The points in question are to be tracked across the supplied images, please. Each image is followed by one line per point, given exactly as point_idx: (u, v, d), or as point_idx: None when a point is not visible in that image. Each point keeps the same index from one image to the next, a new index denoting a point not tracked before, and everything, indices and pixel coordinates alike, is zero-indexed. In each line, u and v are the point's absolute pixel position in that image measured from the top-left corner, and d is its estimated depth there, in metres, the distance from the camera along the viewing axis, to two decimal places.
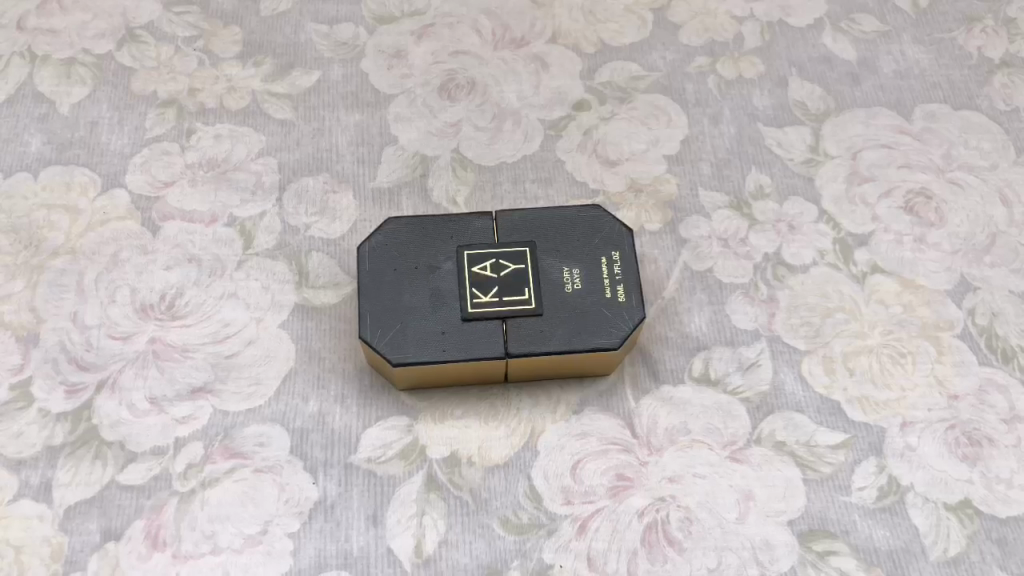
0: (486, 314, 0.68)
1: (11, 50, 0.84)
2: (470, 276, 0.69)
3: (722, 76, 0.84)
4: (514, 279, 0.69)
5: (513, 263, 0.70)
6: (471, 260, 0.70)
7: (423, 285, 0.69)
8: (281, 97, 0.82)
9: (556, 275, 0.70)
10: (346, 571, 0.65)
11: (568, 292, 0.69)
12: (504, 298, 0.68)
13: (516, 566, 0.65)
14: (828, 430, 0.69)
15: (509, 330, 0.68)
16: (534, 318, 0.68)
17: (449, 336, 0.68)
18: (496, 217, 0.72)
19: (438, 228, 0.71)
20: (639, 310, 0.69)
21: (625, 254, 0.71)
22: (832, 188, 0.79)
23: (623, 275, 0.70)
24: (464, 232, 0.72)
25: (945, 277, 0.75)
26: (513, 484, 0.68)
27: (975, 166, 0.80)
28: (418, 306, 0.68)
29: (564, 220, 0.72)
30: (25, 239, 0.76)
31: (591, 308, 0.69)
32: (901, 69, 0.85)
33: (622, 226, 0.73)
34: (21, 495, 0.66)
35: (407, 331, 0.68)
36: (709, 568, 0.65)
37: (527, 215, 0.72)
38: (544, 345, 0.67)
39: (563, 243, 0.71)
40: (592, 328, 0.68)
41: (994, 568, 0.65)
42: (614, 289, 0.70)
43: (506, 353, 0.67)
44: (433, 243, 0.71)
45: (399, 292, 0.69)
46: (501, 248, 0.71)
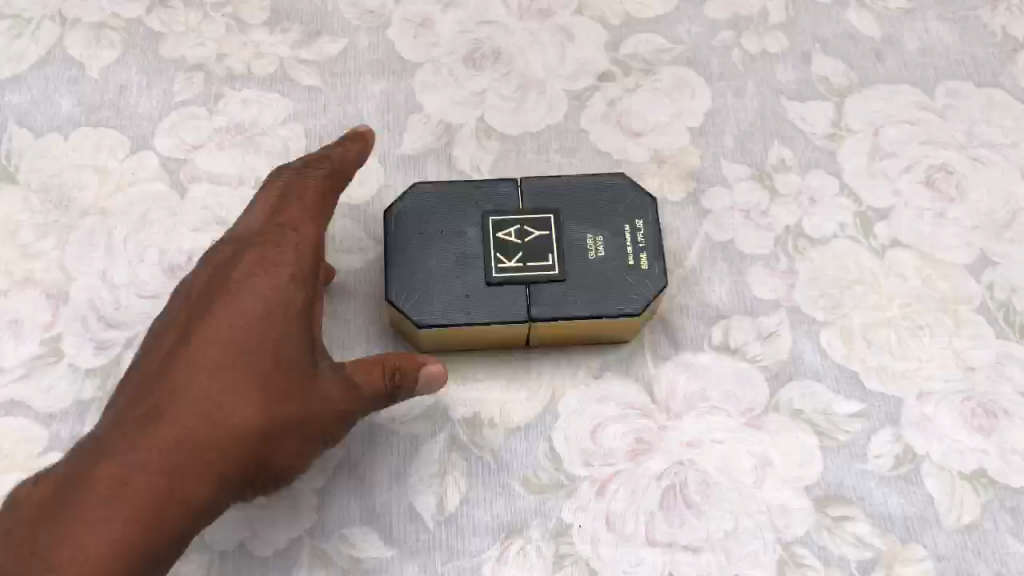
0: (510, 279, 0.69)
1: (42, 12, 0.84)
2: (495, 241, 0.70)
3: (746, 50, 0.84)
4: (538, 245, 0.70)
5: (537, 230, 0.71)
6: (496, 225, 0.71)
7: (448, 249, 0.70)
8: (309, 64, 0.83)
9: (580, 241, 0.71)
10: (369, 526, 0.66)
11: (591, 258, 0.70)
12: (528, 263, 0.69)
13: (536, 526, 0.66)
14: (845, 400, 0.70)
15: (533, 295, 0.68)
16: (557, 283, 0.69)
17: (473, 300, 0.68)
18: (521, 184, 0.73)
19: (463, 194, 0.72)
20: (662, 277, 0.69)
21: (649, 223, 0.72)
22: (854, 162, 0.79)
23: (647, 244, 0.71)
24: (489, 198, 0.72)
25: (964, 252, 0.76)
26: (534, 445, 0.69)
27: (997, 143, 0.80)
28: (442, 269, 0.69)
29: (588, 188, 0.73)
30: (55, 200, 0.77)
31: (615, 275, 0.69)
32: (926, 45, 0.84)
33: (646, 194, 0.73)
34: (51, 447, 0.68)
35: (432, 294, 0.68)
36: (726, 530, 0.66)
37: (553, 183, 0.73)
38: (567, 310, 0.68)
39: (588, 211, 0.72)
40: (615, 295, 0.69)
41: (1006, 536, 0.66)
42: (637, 257, 0.70)
43: (530, 318, 0.68)
44: (458, 209, 0.71)
45: (425, 255, 0.69)
46: (525, 215, 0.71)
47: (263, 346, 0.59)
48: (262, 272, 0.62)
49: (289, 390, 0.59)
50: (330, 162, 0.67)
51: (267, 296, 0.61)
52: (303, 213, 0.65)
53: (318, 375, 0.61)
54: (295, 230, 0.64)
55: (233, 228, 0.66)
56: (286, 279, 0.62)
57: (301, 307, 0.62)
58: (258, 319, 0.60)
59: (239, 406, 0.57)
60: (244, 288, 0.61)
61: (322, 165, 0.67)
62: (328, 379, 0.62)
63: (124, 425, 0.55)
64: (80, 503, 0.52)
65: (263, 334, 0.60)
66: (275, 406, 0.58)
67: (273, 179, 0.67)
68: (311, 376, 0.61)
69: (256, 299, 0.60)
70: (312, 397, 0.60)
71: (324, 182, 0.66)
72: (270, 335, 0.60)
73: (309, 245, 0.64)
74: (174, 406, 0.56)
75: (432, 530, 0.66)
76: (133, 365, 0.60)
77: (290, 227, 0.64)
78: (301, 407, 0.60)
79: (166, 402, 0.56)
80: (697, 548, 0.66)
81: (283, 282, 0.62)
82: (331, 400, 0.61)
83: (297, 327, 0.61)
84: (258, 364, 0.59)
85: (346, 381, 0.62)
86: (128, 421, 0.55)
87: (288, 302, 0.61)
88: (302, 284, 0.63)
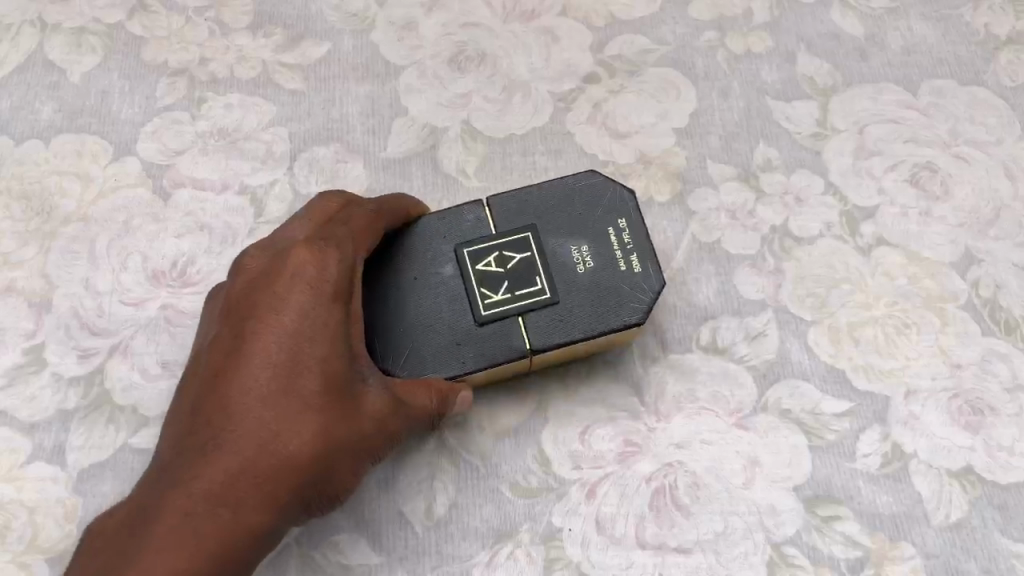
0: (502, 313, 0.67)
1: (22, 17, 0.83)
2: (476, 274, 0.68)
3: (731, 50, 0.84)
4: (522, 270, 0.68)
5: (517, 253, 0.69)
6: (474, 256, 0.69)
7: (429, 296, 0.67)
8: (292, 68, 0.82)
9: (566, 259, 0.69)
10: (357, 532, 0.66)
11: (582, 272, 0.69)
12: (517, 292, 0.67)
13: (525, 529, 0.66)
14: (833, 399, 0.70)
15: (530, 324, 0.67)
16: (552, 307, 0.67)
17: (468, 344, 0.66)
18: (489, 206, 0.71)
19: (431, 231, 0.70)
20: (656, 274, 0.69)
21: (631, 220, 0.70)
22: (839, 161, 0.79)
23: (634, 243, 0.69)
24: (462, 230, 0.70)
25: (949, 250, 0.76)
26: (522, 449, 0.69)
27: (981, 141, 0.80)
28: (427, 317, 0.67)
29: (561, 202, 0.71)
30: (36, 207, 0.76)
31: (611, 284, 0.68)
32: (909, 45, 0.84)
33: (623, 191, 0.71)
34: (35, 457, 0.67)
35: (422, 350, 0.66)
36: (716, 532, 0.66)
37: (523, 203, 0.71)
38: (568, 333, 0.67)
39: (567, 224, 0.70)
40: (616, 306, 0.68)
41: (996, 533, 0.66)
42: (627, 259, 0.69)
43: (531, 348, 0.67)
44: (430, 248, 0.69)
45: (406, 308, 0.67)
46: (501, 238, 0.70)
47: (311, 362, 0.58)
48: (305, 287, 0.60)
49: (338, 404, 0.59)
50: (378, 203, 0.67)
51: (313, 312, 0.59)
52: (351, 231, 0.64)
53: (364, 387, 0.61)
54: (339, 247, 0.63)
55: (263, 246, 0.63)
56: (330, 290, 0.61)
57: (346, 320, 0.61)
58: (304, 335, 0.58)
59: (293, 420, 0.57)
60: (288, 305, 0.59)
61: (369, 204, 0.67)
62: (377, 391, 0.61)
63: (184, 454, 0.56)
64: (156, 522, 0.53)
65: (310, 349, 0.59)
66: (325, 421, 0.58)
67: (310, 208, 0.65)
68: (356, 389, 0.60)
69: (301, 317, 0.59)
70: (359, 408, 0.60)
71: (368, 210, 0.67)
72: (315, 348, 0.59)
73: (354, 261, 0.63)
74: (227, 429, 0.56)
75: (421, 535, 0.66)
76: (184, 390, 0.60)
77: (329, 242, 0.63)
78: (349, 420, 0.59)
79: (223, 425, 0.56)
80: (688, 550, 0.66)
81: (329, 297, 0.60)
82: (377, 412, 0.61)
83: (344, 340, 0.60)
84: (306, 379, 0.58)
85: (392, 393, 0.62)
86: (192, 441, 0.56)
87: (333, 317, 0.60)
88: (345, 301, 0.61)
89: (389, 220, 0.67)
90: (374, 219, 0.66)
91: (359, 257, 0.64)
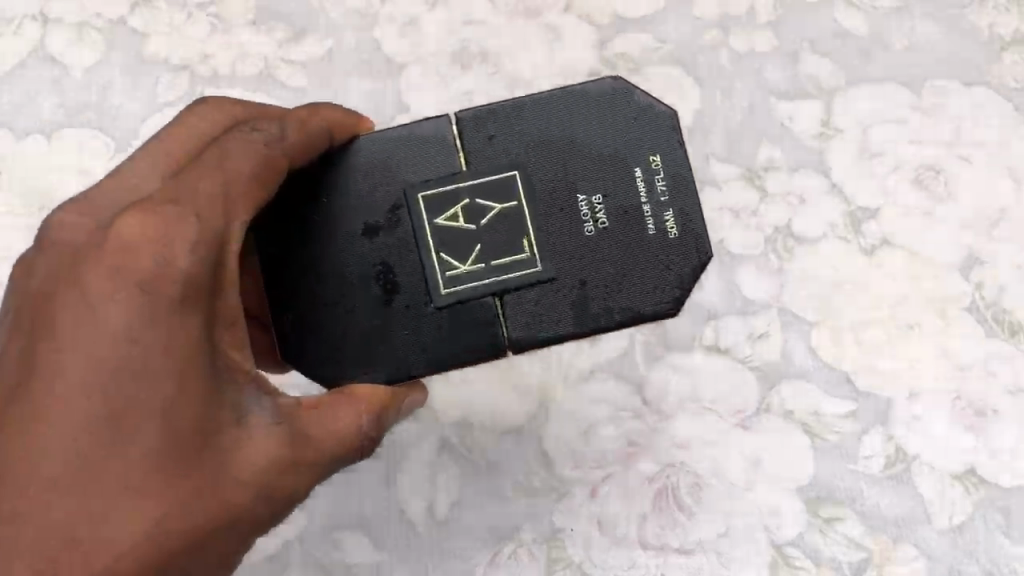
0: (467, 292, 0.47)
1: (24, 10, 0.81)
2: (433, 233, 0.47)
3: (734, 49, 0.79)
4: (502, 229, 0.47)
5: (494, 202, 0.47)
6: (431, 204, 0.47)
7: (362, 263, 0.47)
8: (295, 65, 0.81)
9: (572, 208, 0.47)
10: (360, 531, 0.67)
11: (595, 233, 0.47)
12: (492, 263, 0.47)
13: (528, 529, 0.68)
14: (836, 400, 0.71)
15: (509, 311, 0.47)
16: (545, 287, 0.47)
17: (419, 316, 0.47)
18: (457, 124, 0.48)
19: (374, 161, 0.48)
20: (705, 244, 0.48)
21: (670, 154, 0.49)
22: (842, 160, 0.76)
23: (671, 192, 0.48)
24: (418, 162, 0.48)
25: (953, 251, 0.74)
26: (525, 448, 0.69)
27: (985, 141, 0.76)
28: (359, 287, 0.47)
29: (572, 120, 0.48)
30: (38, 203, 0.77)
31: (635, 246, 0.48)
32: (913, 47, 0.78)
33: (661, 107, 0.49)
34: None
35: (351, 340, 0.48)
36: (718, 532, 0.68)
37: (515, 120, 0.48)
38: (566, 327, 0.47)
39: (578, 156, 0.48)
40: (641, 287, 0.47)
41: (997, 535, 0.68)
42: (659, 215, 0.48)
43: (509, 347, 0.48)
44: (370, 187, 0.48)
45: (330, 281, 0.48)
46: (472, 180, 0.48)
47: (141, 406, 0.39)
48: (127, 284, 0.39)
49: (204, 455, 0.41)
50: (275, 120, 0.48)
51: (139, 327, 0.39)
52: (209, 186, 0.44)
53: (250, 419, 0.43)
54: (193, 213, 0.42)
55: (79, 219, 0.42)
56: (174, 295, 0.40)
57: (216, 320, 0.43)
58: (122, 367, 0.38)
59: (121, 491, 0.38)
60: (103, 312, 0.39)
61: (257, 129, 0.47)
62: (267, 429, 0.43)
63: None
64: None
65: (136, 389, 0.39)
66: (183, 484, 0.40)
67: (161, 146, 0.46)
68: (237, 422, 0.42)
69: (121, 334, 0.39)
70: (238, 457, 0.42)
71: (246, 142, 0.46)
72: (147, 384, 0.39)
73: (206, 232, 0.42)
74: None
75: (423, 535, 0.67)
76: None
77: (182, 207, 0.42)
78: (229, 465, 0.42)
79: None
80: (690, 550, 0.68)
81: (168, 300, 0.40)
82: (269, 461, 0.43)
83: (209, 356, 0.41)
84: (135, 432, 0.38)
85: (295, 431, 0.44)
86: None
87: (182, 326, 0.40)
88: (204, 296, 0.41)
89: (285, 164, 0.46)
90: (265, 159, 0.46)
91: (234, 224, 0.43)
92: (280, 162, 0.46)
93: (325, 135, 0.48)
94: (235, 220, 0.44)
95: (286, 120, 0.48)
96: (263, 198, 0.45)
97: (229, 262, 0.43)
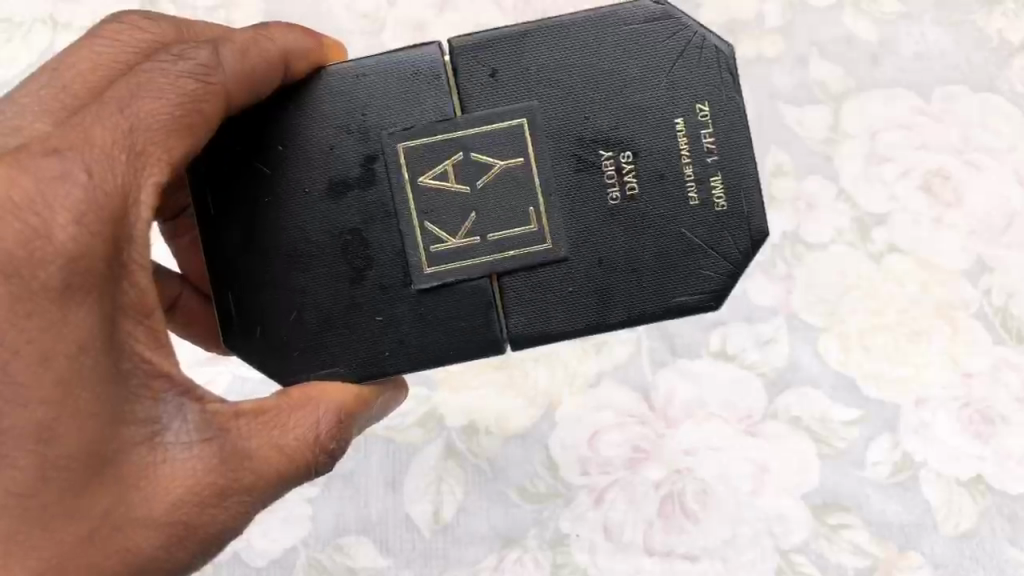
0: (459, 268, 0.45)
1: (32, 15, 0.81)
2: (426, 203, 0.45)
3: (743, 54, 0.78)
4: (500, 201, 0.45)
5: (494, 159, 0.45)
6: (421, 156, 0.45)
7: (341, 230, 0.46)
8: None
9: (592, 164, 0.45)
10: (365, 536, 0.68)
11: (622, 199, 0.45)
12: (488, 237, 0.45)
13: (533, 534, 0.68)
14: (843, 407, 0.70)
15: (506, 292, 0.46)
16: (552, 266, 0.45)
17: (398, 295, 0.46)
18: (450, 57, 0.46)
19: (357, 95, 0.46)
20: (744, 214, 0.46)
21: (718, 103, 0.46)
22: (851, 165, 0.76)
23: (721, 152, 0.45)
24: (405, 101, 0.46)
25: (961, 257, 0.74)
26: (530, 453, 0.69)
27: (994, 147, 0.76)
28: (339, 256, 0.46)
29: (598, 57, 0.46)
30: None
31: (670, 215, 0.45)
32: (922, 52, 0.78)
33: (718, 42, 0.46)
34: None
35: (337, 313, 0.46)
36: (724, 538, 0.68)
37: (527, 57, 0.46)
38: (584, 304, 0.46)
39: (602, 100, 0.45)
40: (674, 258, 0.45)
41: (1004, 543, 0.68)
42: (705, 178, 0.45)
43: (505, 332, 0.46)
44: (349, 126, 0.46)
45: (311, 249, 0.46)
46: (470, 128, 0.45)
47: (22, 431, 0.36)
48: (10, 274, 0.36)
49: (109, 477, 0.39)
50: (206, 46, 0.44)
51: (18, 331, 0.36)
52: (105, 139, 0.39)
53: (167, 436, 0.40)
54: (84, 170, 0.38)
55: (7, 137, 0.44)
56: (56, 285, 0.37)
57: (119, 308, 0.39)
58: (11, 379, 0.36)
59: (16, 527, 0.36)
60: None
61: (181, 57, 0.42)
62: (188, 449, 0.40)
63: None
64: None
65: (20, 414, 0.36)
66: (85, 520, 0.38)
67: (82, 56, 0.45)
68: (149, 438, 0.40)
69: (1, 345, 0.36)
70: (157, 481, 0.40)
71: (160, 76, 0.41)
72: (31, 403, 0.37)
73: (93, 202, 0.38)
74: None
75: (428, 540, 0.68)
76: None
77: (71, 161, 0.38)
78: (145, 490, 0.39)
79: None
80: (695, 556, 0.68)
81: (49, 293, 0.37)
82: (199, 475, 0.40)
83: (103, 347, 0.38)
84: (19, 460, 0.36)
85: (223, 448, 0.41)
86: None
87: (68, 325, 0.37)
88: (95, 276, 0.38)
89: (206, 111, 0.42)
90: (181, 100, 0.42)
91: (141, 182, 0.40)
92: (199, 102, 0.42)
93: (273, 60, 0.45)
94: (137, 186, 0.40)
95: (220, 49, 0.44)
96: (178, 154, 0.42)
97: (132, 232, 0.39)
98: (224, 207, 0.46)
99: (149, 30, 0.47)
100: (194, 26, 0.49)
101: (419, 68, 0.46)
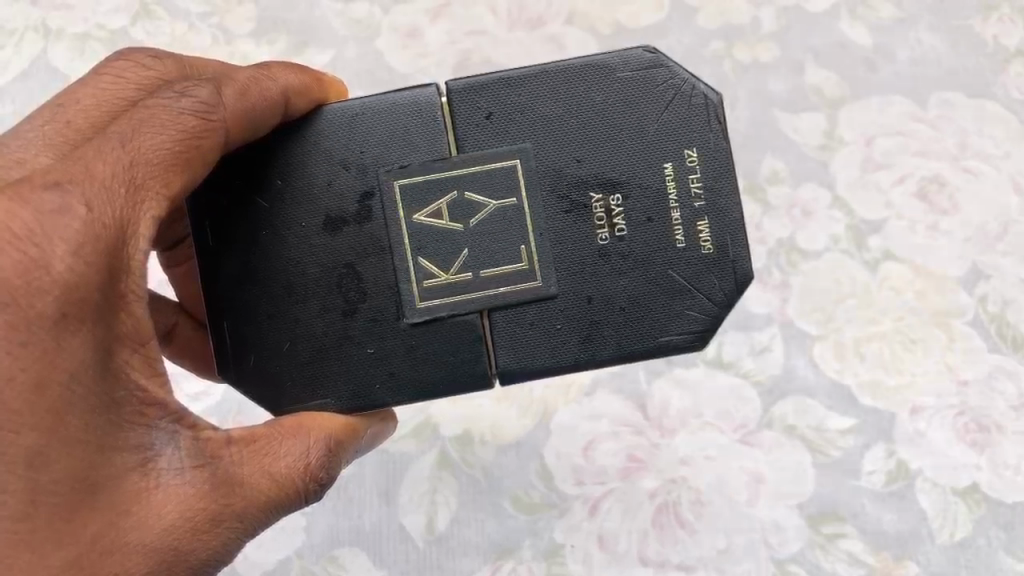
0: (449, 304, 0.45)
1: (24, 22, 0.80)
2: (416, 239, 0.45)
3: (737, 60, 0.78)
4: (489, 237, 0.45)
5: (487, 199, 0.45)
6: (414, 193, 0.45)
7: (336, 264, 0.45)
8: None
9: (582, 205, 0.45)
10: (359, 546, 0.68)
11: (610, 239, 0.45)
12: (479, 273, 0.45)
13: (528, 545, 0.68)
14: (839, 415, 0.70)
15: (496, 328, 0.45)
16: (540, 303, 0.45)
17: (389, 330, 0.45)
18: (446, 97, 0.46)
19: (356, 132, 0.46)
20: (729, 262, 0.46)
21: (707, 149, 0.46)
22: (847, 173, 0.75)
23: (708, 197, 0.45)
24: (403, 138, 0.46)
25: (957, 265, 0.73)
26: (525, 462, 0.69)
27: (989, 154, 0.75)
28: (334, 290, 0.45)
29: (590, 101, 0.46)
30: None
31: (658, 258, 0.45)
32: (917, 57, 0.78)
33: (707, 91, 0.46)
34: None
35: (328, 347, 0.46)
36: (719, 549, 0.68)
37: (522, 98, 0.46)
38: (570, 343, 0.45)
39: (593, 143, 0.45)
40: (658, 302, 0.45)
41: (999, 552, 0.68)
42: (693, 223, 0.45)
43: (494, 368, 0.46)
44: (346, 162, 0.46)
45: (304, 282, 0.46)
46: (461, 167, 0.45)
47: (11, 458, 0.36)
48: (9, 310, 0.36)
49: (100, 503, 0.38)
50: (209, 83, 0.44)
51: (11, 359, 0.36)
52: (105, 173, 0.39)
53: (159, 462, 0.40)
54: (82, 203, 0.37)
55: (8, 171, 0.42)
56: (53, 315, 0.36)
57: (115, 341, 0.39)
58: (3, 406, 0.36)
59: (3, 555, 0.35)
60: None
61: (183, 94, 0.42)
62: (180, 474, 0.40)
63: None
64: None
65: (10, 440, 0.36)
66: (74, 546, 0.37)
67: (85, 93, 0.44)
68: (142, 463, 0.39)
69: None
70: (148, 506, 0.39)
71: (162, 112, 0.41)
72: (22, 430, 0.36)
73: (88, 234, 0.37)
74: None
75: (422, 550, 0.68)
76: None
77: (70, 195, 0.37)
78: (135, 516, 0.39)
79: None
80: (690, 566, 0.68)
81: (46, 324, 0.36)
82: (188, 498, 0.40)
83: (98, 379, 0.38)
84: (9, 487, 0.36)
85: (215, 474, 0.41)
86: None
87: (61, 356, 0.37)
88: (92, 309, 0.38)
89: (205, 148, 0.42)
90: (180, 136, 0.41)
91: (138, 216, 0.40)
92: (198, 139, 0.42)
93: (271, 99, 0.45)
94: (134, 220, 0.39)
95: (221, 88, 0.44)
96: (174, 188, 0.41)
97: (128, 263, 0.39)
98: (219, 239, 0.46)
99: (153, 67, 0.46)
100: (197, 61, 0.49)
101: (417, 106, 0.46)
